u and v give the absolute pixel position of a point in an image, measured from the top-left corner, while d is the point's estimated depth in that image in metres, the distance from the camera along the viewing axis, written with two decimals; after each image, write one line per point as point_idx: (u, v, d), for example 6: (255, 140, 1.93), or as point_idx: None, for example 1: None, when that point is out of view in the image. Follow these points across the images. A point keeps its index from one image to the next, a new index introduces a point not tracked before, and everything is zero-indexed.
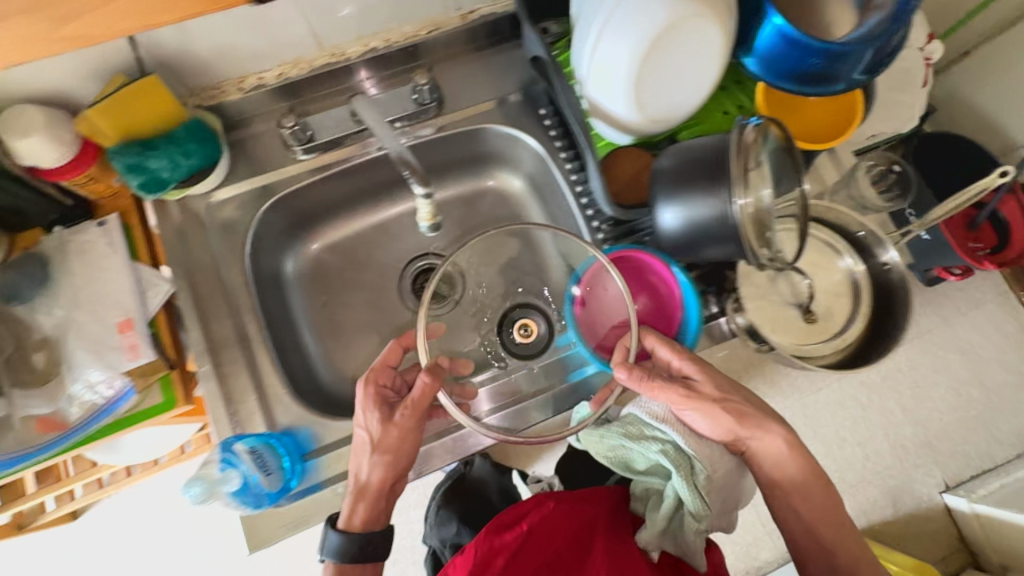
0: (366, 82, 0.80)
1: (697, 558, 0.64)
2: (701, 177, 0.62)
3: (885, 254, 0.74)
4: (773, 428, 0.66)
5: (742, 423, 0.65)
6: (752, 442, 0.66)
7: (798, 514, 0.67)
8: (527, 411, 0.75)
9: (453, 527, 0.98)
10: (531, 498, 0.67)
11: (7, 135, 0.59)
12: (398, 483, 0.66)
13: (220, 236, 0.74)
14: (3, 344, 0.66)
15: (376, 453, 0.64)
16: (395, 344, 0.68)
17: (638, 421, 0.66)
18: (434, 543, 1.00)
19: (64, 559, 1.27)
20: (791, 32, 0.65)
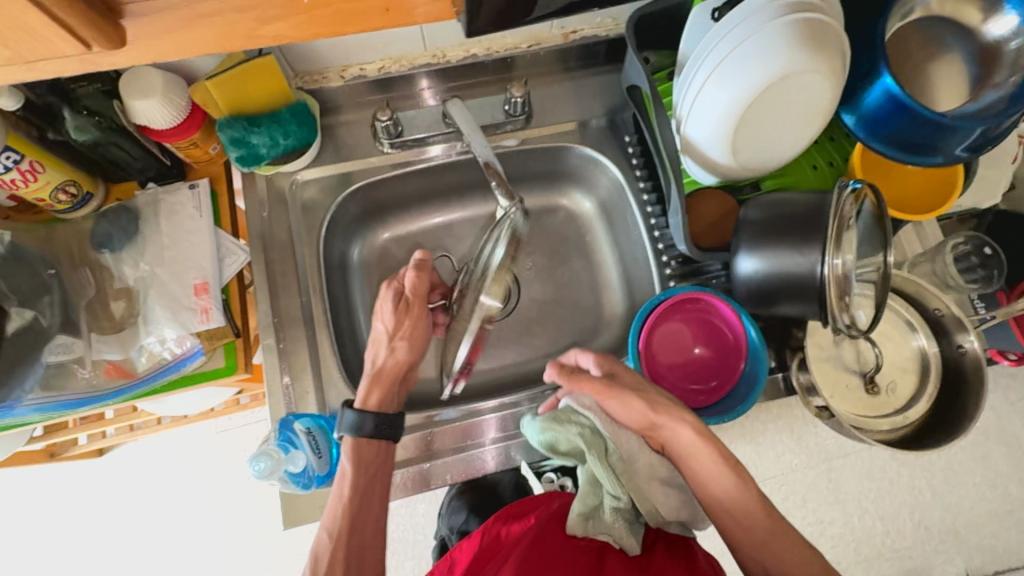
0: (427, 91, 0.81)
1: (624, 538, 0.59)
2: (792, 232, 0.61)
3: (964, 338, 0.71)
4: (682, 415, 0.60)
5: (648, 411, 0.62)
6: (664, 430, 0.61)
7: (738, 525, 0.56)
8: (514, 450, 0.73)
9: (463, 516, 0.97)
10: (542, 493, 0.70)
11: (127, 92, 0.61)
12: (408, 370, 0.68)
13: (300, 216, 0.76)
14: (88, 287, 0.69)
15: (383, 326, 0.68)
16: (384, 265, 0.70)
17: (568, 408, 0.67)
18: (444, 531, 1.01)
19: (86, 493, 1.31)
20: (901, 97, 0.63)
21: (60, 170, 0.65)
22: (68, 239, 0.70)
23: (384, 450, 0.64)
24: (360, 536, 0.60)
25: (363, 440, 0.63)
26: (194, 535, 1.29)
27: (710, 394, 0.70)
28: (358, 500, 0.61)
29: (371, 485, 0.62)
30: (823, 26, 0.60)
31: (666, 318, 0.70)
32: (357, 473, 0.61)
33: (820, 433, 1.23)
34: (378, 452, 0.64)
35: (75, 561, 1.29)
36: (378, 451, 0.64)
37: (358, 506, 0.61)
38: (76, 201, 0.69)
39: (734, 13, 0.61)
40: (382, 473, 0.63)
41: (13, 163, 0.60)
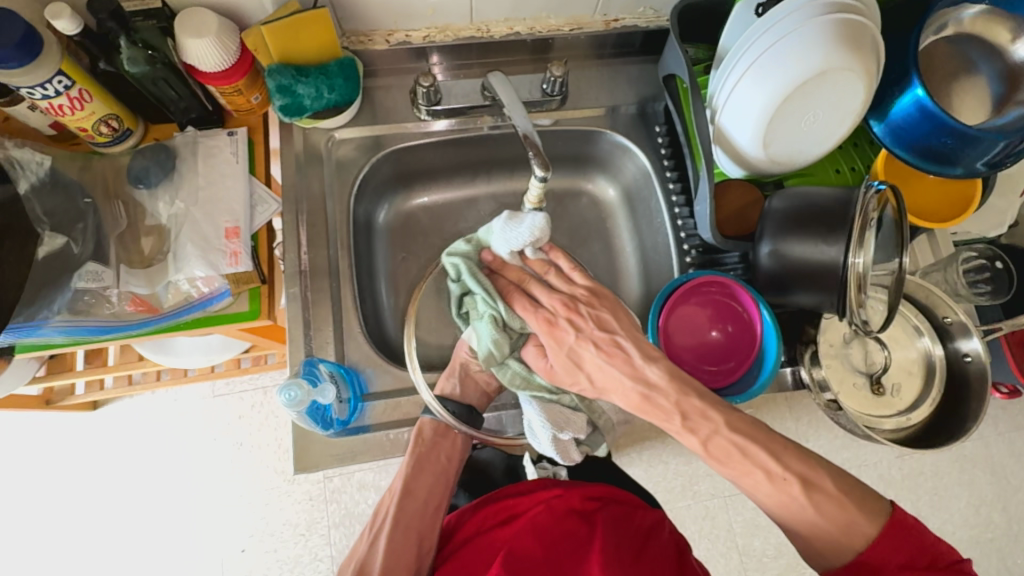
0: (435, 67, 0.82)
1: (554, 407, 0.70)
2: (816, 225, 0.63)
3: (967, 344, 0.73)
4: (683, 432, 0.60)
5: (651, 416, 0.62)
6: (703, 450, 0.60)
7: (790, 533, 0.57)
8: (504, 419, 0.75)
9: None
10: (541, 484, 0.71)
11: (182, 30, 0.62)
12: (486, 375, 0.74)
13: (334, 172, 0.78)
14: (118, 220, 0.70)
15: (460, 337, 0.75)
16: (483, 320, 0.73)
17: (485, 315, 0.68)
18: None
19: (74, 445, 1.30)
20: (930, 107, 0.65)
21: (106, 102, 0.66)
22: (105, 172, 0.71)
23: (444, 430, 0.71)
24: (412, 497, 0.70)
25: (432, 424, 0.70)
26: (181, 495, 1.28)
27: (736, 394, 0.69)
28: (411, 471, 0.70)
29: (428, 456, 0.71)
30: (863, 28, 0.63)
31: (684, 302, 0.72)
32: (417, 444, 0.70)
33: (812, 447, 1.24)
34: (438, 432, 0.71)
35: (56, 513, 1.27)
36: (437, 428, 0.70)
37: (413, 475, 0.70)
38: (116, 135, 0.69)
39: (778, 7, 0.63)
40: (441, 448, 0.71)
41: (63, 88, 0.61)
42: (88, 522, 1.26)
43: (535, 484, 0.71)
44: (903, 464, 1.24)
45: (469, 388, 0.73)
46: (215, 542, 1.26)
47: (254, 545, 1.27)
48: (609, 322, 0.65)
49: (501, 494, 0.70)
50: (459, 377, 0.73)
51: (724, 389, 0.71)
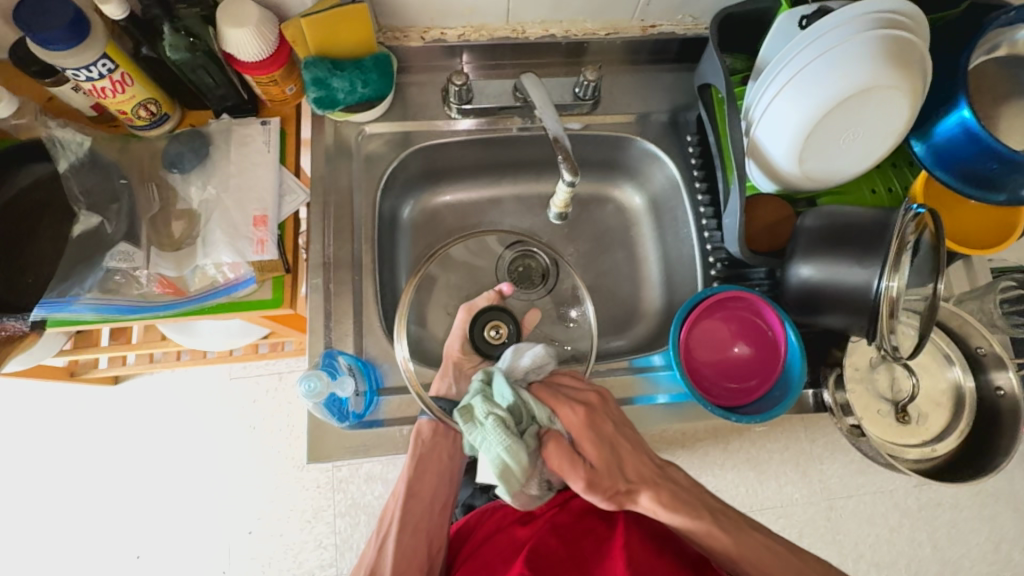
0: (464, 66, 0.82)
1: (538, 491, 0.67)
2: (850, 246, 0.61)
3: (1001, 377, 0.71)
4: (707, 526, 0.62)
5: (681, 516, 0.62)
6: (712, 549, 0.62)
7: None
8: None
9: (469, 491, 0.92)
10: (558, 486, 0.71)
11: (224, 20, 0.63)
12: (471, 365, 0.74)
13: (362, 166, 0.78)
14: (151, 203, 0.71)
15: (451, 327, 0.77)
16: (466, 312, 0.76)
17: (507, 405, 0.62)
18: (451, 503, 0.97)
19: (94, 418, 1.33)
20: (976, 130, 0.63)
21: (147, 86, 0.67)
22: (141, 155, 0.73)
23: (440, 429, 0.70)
24: (415, 498, 0.73)
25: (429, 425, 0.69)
26: (194, 474, 1.31)
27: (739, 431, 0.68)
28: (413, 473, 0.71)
29: (427, 457, 0.71)
30: (911, 46, 0.61)
31: (706, 316, 0.71)
32: (415, 447, 0.69)
33: (827, 470, 1.21)
34: (435, 432, 0.70)
35: (74, 486, 1.30)
36: (434, 428, 0.70)
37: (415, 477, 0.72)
38: (154, 119, 0.71)
39: (823, 20, 0.62)
40: (440, 449, 0.72)
41: (107, 71, 0.62)
42: (103, 495, 1.29)
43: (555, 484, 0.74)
44: (921, 493, 1.21)
45: (465, 385, 0.72)
46: (223, 523, 1.28)
47: (261, 528, 1.28)
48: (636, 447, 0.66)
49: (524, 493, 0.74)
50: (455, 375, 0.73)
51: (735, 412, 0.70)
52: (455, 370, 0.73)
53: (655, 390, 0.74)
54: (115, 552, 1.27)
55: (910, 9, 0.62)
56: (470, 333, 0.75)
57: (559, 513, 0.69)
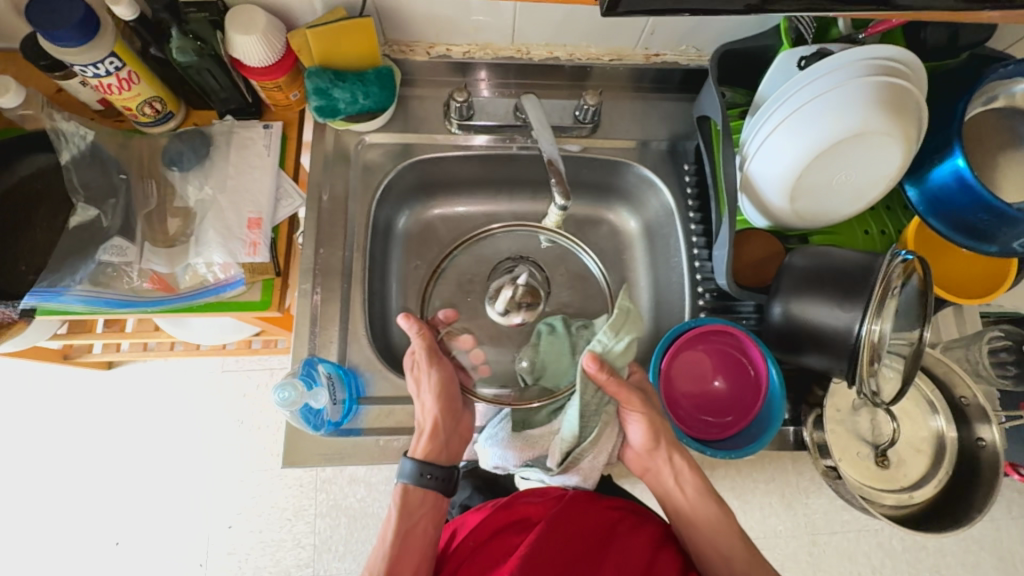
0: (481, 83, 0.83)
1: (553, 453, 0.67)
2: (835, 287, 0.61)
3: (983, 429, 0.70)
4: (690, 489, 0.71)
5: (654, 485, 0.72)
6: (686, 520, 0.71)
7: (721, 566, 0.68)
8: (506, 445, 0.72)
9: (468, 492, 0.96)
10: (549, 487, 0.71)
11: (231, 26, 0.64)
12: (451, 416, 0.69)
13: (360, 174, 0.79)
14: (149, 198, 0.72)
15: (427, 391, 0.68)
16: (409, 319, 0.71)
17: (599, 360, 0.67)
18: (443, 506, 0.98)
19: (84, 401, 1.34)
20: (969, 179, 0.63)
21: (152, 85, 0.68)
22: (142, 150, 0.74)
23: (432, 500, 0.69)
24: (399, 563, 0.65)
25: (412, 488, 0.67)
26: (177, 464, 1.31)
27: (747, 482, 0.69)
28: (397, 550, 0.65)
29: (412, 531, 0.67)
30: (904, 94, 0.62)
31: (689, 346, 0.71)
32: (401, 520, 0.66)
33: (811, 505, 1.20)
34: (424, 501, 0.68)
35: (58, 468, 1.30)
36: (424, 498, 0.68)
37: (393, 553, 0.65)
38: (158, 117, 0.72)
39: (820, 63, 0.62)
40: (425, 521, 0.68)
41: (114, 69, 0.63)
42: (86, 482, 1.30)
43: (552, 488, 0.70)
44: (905, 534, 1.19)
45: (451, 437, 0.68)
46: (203, 516, 1.28)
47: (241, 523, 1.28)
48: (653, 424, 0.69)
49: (520, 495, 0.70)
50: (446, 438, 0.68)
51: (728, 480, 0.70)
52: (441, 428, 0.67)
53: None
54: (93, 538, 1.27)
55: (906, 57, 0.62)
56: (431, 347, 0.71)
57: (563, 512, 0.63)
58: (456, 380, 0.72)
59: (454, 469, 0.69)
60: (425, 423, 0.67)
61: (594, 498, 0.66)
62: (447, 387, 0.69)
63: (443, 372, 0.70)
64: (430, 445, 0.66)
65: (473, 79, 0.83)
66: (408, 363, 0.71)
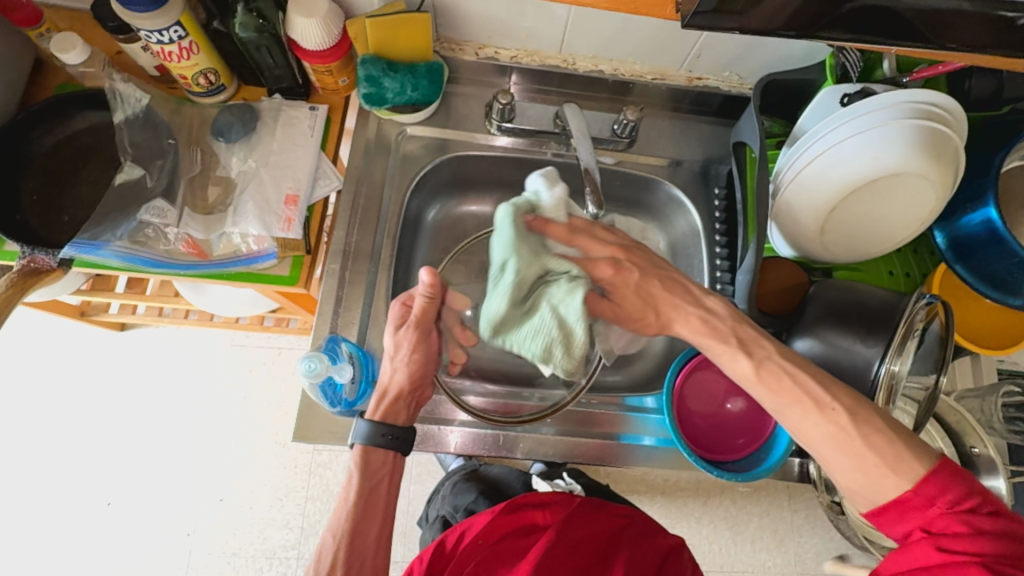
0: (512, 86, 0.85)
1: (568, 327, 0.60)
2: (857, 323, 0.62)
3: (991, 481, 0.70)
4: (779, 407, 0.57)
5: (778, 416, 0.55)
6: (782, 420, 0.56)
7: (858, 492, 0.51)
8: (515, 443, 0.72)
9: (472, 497, 0.96)
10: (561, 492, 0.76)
11: (294, 8, 0.67)
12: (420, 390, 0.68)
13: (398, 163, 0.81)
14: (193, 165, 0.75)
15: (401, 359, 0.66)
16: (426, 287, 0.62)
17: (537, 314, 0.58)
18: (445, 509, 0.98)
19: (94, 360, 1.36)
20: (1000, 230, 0.64)
21: (210, 56, 0.70)
22: (191, 119, 0.76)
23: (392, 460, 0.66)
24: (363, 536, 0.63)
25: (373, 447, 0.65)
26: (178, 431, 1.32)
27: (927, 543, 0.47)
28: (363, 507, 0.63)
29: (377, 491, 0.64)
30: (945, 140, 0.63)
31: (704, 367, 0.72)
32: (363, 479, 0.64)
33: (804, 544, 1.19)
34: (385, 461, 0.65)
35: (62, 423, 1.32)
36: (386, 458, 0.66)
37: (358, 519, 0.63)
38: (211, 88, 0.74)
39: (863, 102, 0.63)
40: (389, 480, 0.66)
41: (177, 37, 0.65)
42: (87, 439, 1.31)
43: (552, 497, 0.74)
44: None
45: (408, 412, 0.67)
46: (198, 486, 1.29)
47: (233, 497, 1.29)
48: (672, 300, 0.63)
49: (517, 502, 0.73)
50: (408, 404, 0.67)
51: (941, 539, 0.47)
52: (389, 400, 0.66)
53: (642, 431, 0.75)
54: (87, 496, 1.28)
55: (949, 104, 0.63)
56: (429, 312, 0.65)
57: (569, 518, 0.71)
58: (434, 361, 0.68)
59: (412, 433, 0.66)
60: (390, 387, 0.66)
61: (597, 507, 0.74)
62: (424, 367, 0.67)
63: (423, 350, 0.67)
64: (390, 407, 0.66)
65: (504, 83, 0.85)
66: (394, 318, 0.67)
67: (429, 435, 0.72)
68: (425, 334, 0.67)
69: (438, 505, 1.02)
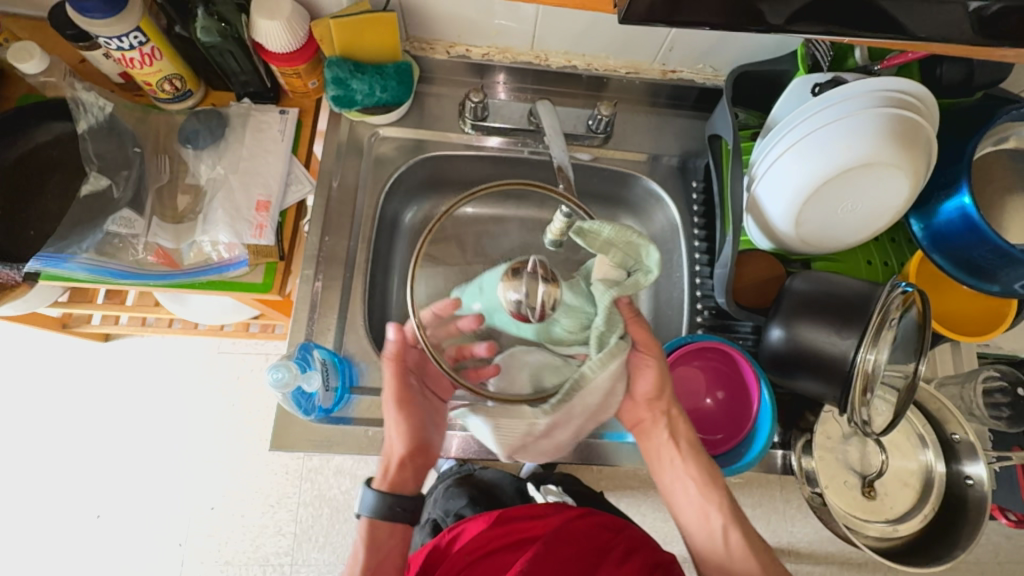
0: (499, 86, 0.84)
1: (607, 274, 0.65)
2: (833, 313, 0.61)
3: (971, 466, 0.70)
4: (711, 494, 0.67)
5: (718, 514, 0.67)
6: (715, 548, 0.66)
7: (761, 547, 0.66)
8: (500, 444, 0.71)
9: (462, 502, 0.96)
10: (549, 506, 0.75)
11: (257, 10, 0.65)
12: (423, 451, 0.67)
13: (371, 166, 0.80)
14: (161, 173, 0.73)
15: (393, 425, 0.66)
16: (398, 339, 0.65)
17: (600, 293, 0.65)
18: (436, 514, 0.98)
19: (78, 371, 1.35)
20: (974, 217, 0.63)
21: (174, 62, 0.69)
22: (159, 127, 0.75)
23: (400, 532, 0.65)
24: None
25: (380, 521, 0.64)
26: (164, 441, 1.31)
27: None
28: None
29: (382, 566, 0.62)
30: (916, 129, 0.62)
31: (684, 362, 0.72)
32: (368, 556, 0.62)
33: (796, 534, 1.18)
34: (392, 534, 0.64)
35: (47, 437, 1.30)
36: (393, 531, 0.64)
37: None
38: (177, 94, 0.73)
39: (833, 92, 0.63)
40: (395, 556, 0.64)
41: (137, 43, 0.64)
42: (73, 452, 1.30)
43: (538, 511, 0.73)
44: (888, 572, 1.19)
45: (419, 481, 0.66)
46: (187, 496, 1.28)
47: (223, 506, 1.28)
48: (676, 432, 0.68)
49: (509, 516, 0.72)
50: (413, 469, 0.66)
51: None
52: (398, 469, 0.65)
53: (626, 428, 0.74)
54: (75, 510, 1.27)
55: (920, 91, 0.63)
56: (406, 360, 0.66)
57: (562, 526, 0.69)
58: (427, 417, 0.68)
59: (423, 500, 0.66)
60: (389, 459, 0.66)
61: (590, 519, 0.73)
62: (418, 429, 0.66)
63: (412, 410, 0.66)
64: (397, 477, 0.65)
65: (492, 81, 0.84)
66: (380, 390, 0.66)
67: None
68: (411, 393, 0.67)
69: (428, 509, 1.02)
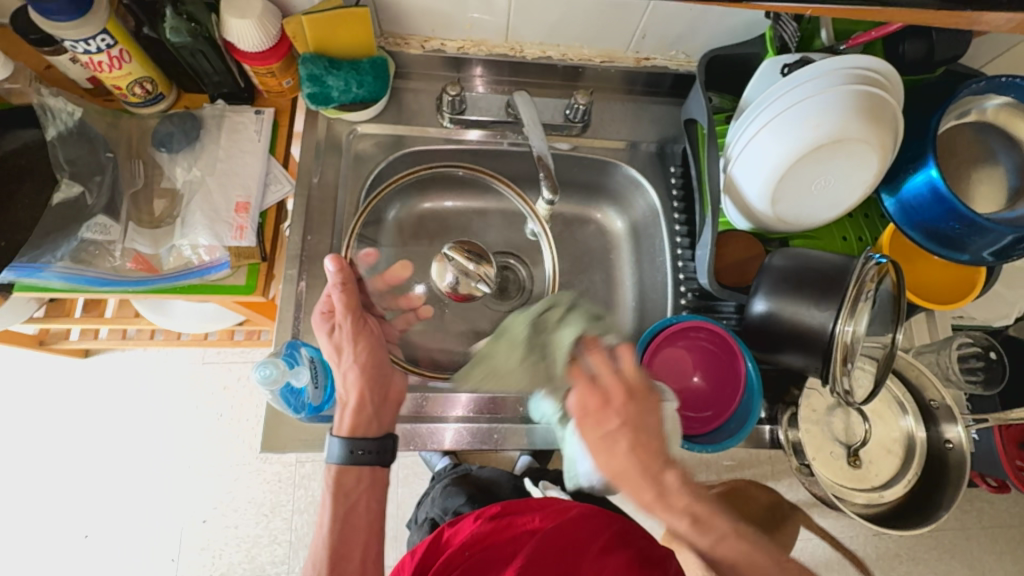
0: (476, 79, 0.84)
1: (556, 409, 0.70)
2: (811, 287, 0.63)
3: (951, 430, 0.73)
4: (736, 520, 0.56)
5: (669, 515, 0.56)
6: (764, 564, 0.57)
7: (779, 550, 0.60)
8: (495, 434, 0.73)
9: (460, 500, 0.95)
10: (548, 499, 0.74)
11: (227, 9, 0.65)
12: (382, 387, 0.65)
13: (350, 164, 0.79)
14: (136, 178, 0.73)
15: (349, 361, 0.64)
16: (337, 274, 0.64)
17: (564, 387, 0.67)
18: (434, 512, 0.98)
19: (57, 388, 1.32)
20: (942, 190, 0.65)
21: (144, 64, 0.68)
22: (131, 131, 0.74)
23: (369, 476, 0.63)
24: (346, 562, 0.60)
25: (349, 468, 0.62)
26: (150, 455, 1.29)
27: None
28: (338, 533, 0.61)
29: (353, 513, 0.62)
30: (882, 104, 0.64)
31: (670, 343, 0.73)
32: (338, 504, 0.61)
33: None
34: (361, 479, 0.63)
35: (27, 457, 1.27)
36: (362, 477, 0.63)
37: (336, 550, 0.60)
38: (148, 98, 0.72)
39: (801, 72, 0.65)
40: (366, 498, 0.63)
41: (105, 46, 0.63)
42: (55, 471, 1.27)
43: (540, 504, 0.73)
44: (879, 544, 1.22)
45: (387, 416, 0.65)
46: (177, 510, 1.26)
47: (215, 517, 1.26)
48: (646, 418, 0.56)
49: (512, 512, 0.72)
50: (374, 409, 0.64)
51: None
52: (359, 410, 0.63)
53: None
54: (61, 531, 1.24)
55: (886, 69, 0.65)
56: (350, 279, 0.65)
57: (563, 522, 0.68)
58: (381, 347, 0.67)
59: (388, 439, 0.64)
60: (349, 397, 0.64)
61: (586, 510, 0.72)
62: (371, 360, 0.65)
63: (367, 344, 0.65)
64: (357, 420, 0.63)
65: (470, 75, 0.84)
66: (328, 327, 0.65)
67: (410, 434, 0.72)
68: (359, 324, 0.66)
69: (426, 508, 1.02)
